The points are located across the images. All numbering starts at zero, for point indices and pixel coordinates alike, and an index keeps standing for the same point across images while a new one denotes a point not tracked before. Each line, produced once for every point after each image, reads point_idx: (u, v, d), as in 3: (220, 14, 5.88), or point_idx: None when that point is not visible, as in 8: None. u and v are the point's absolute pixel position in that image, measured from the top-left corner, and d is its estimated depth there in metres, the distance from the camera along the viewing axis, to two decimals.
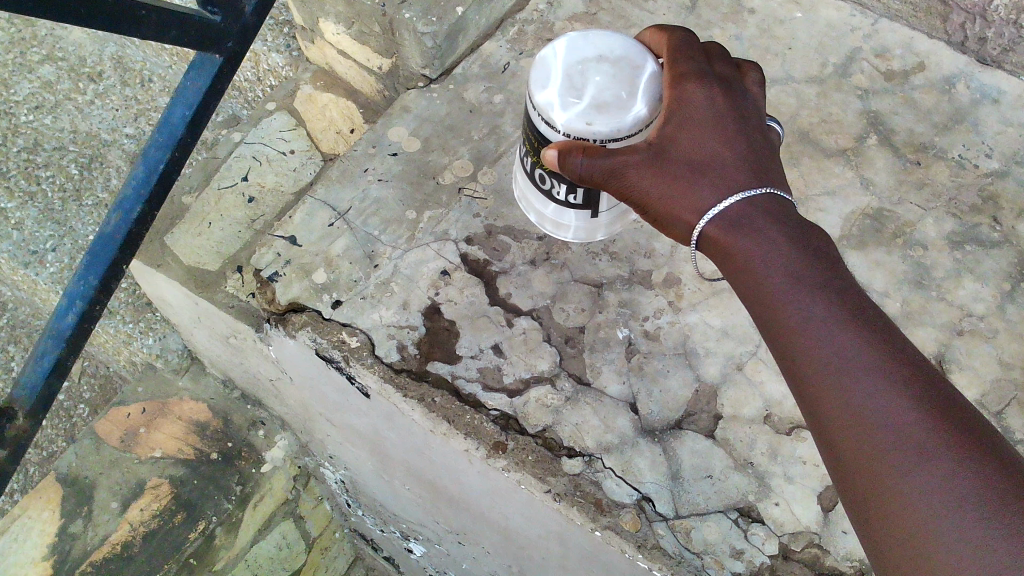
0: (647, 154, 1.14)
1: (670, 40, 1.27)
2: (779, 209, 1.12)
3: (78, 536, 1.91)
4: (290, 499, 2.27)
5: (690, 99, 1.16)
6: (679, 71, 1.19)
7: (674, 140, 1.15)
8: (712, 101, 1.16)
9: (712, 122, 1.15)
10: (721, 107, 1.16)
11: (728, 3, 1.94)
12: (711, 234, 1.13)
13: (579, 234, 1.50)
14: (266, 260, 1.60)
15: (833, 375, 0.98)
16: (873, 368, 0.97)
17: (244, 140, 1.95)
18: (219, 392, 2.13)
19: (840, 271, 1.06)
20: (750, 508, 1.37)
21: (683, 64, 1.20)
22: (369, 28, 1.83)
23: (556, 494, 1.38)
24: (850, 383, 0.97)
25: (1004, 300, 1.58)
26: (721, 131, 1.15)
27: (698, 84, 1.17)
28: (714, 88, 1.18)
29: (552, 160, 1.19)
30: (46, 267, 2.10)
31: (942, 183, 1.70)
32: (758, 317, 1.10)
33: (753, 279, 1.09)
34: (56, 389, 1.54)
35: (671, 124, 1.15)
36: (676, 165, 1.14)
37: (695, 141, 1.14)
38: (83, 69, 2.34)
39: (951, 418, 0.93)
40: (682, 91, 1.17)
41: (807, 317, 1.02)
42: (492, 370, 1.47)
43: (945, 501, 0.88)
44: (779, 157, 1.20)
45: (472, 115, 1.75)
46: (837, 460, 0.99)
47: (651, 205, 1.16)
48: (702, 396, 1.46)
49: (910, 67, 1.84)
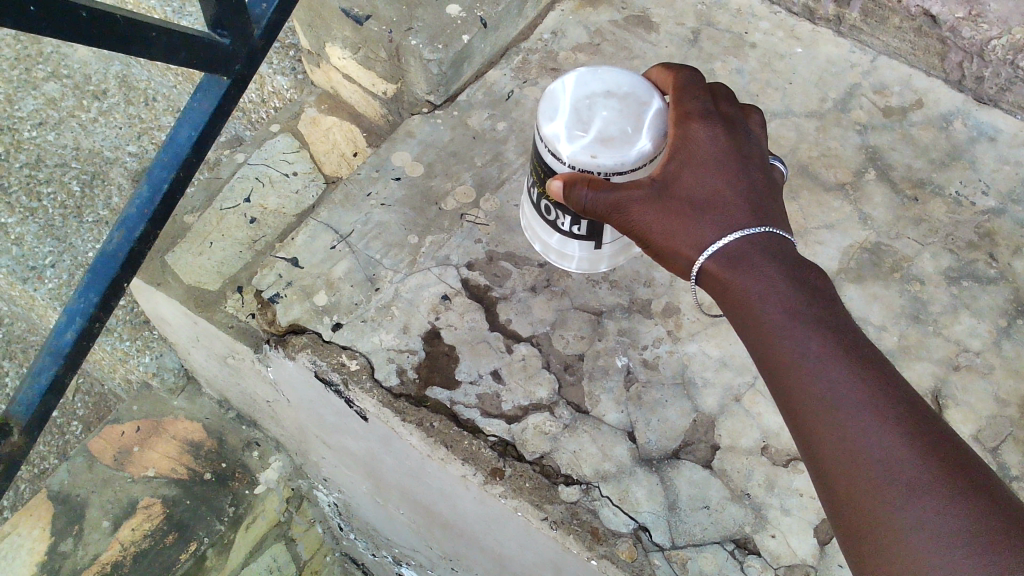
0: (652, 189, 1.15)
1: (677, 78, 1.28)
2: (778, 247, 1.13)
3: (67, 555, 1.90)
4: (282, 522, 2.26)
5: (693, 137, 1.17)
6: (685, 110, 1.21)
7: (678, 177, 1.16)
8: (715, 140, 1.18)
9: (715, 161, 1.16)
10: (724, 147, 1.18)
11: (730, 38, 1.97)
12: (711, 270, 1.14)
13: (582, 264, 1.52)
14: (268, 281, 1.60)
15: (827, 410, 0.99)
16: (866, 403, 0.97)
17: (248, 160, 1.96)
18: (214, 412, 2.13)
19: (835, 310, 1.07)
20: (747, 540, 1.37)
21: (689, 102, 1.22)
22: (374, 54, 1.84)
23: (553, 522, 1.37)
24: (844, 417, 0.98)
25: (999, 336, 1.59)
26: (723, 170, 1.16)
27: (702, 124, 1.19)
28: (718, 127, 1.19)
29: (557, 190, 1.21)
30: (45, 283, 2.08)
31: (940, 219, 1.72)
32: (754, 352, 1.11)
33: (750, 315, 1.10)
34: (52, 405, 1.54)
35: (674, 162, 1.16)
36: (679, 202, 1.15)
37: (697, 178, 1.15)
38: (87, 87, 2.36)
39: (944, 454, 0.93)
40: (686, 130, 1.18)
41: (802, 352, 1.03)
42: (490, 397, 1.47)
43: (937, 536, 0.89)
44: (780, 197, 1.21)
45: (476, 142, 1.76)
46: (831, 495, 0.99)
47: (651, 240, 1.17)
48: (700, 426, 1.46)
49: (908, 104, 1.87)
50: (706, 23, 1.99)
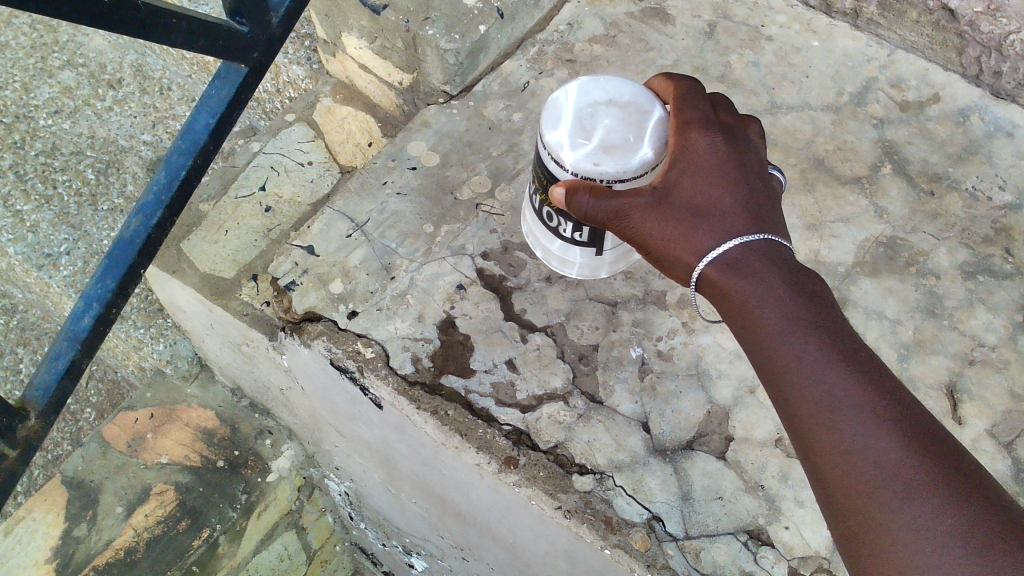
0: (651, 198, 1.15)
1: (676, 86, 1.28)
2: (778, 253, 1.13)
3: (81, 539, 1.91)
4: (293, 510, 2.26)
5: (693, 145, 1.17)
6: (685, 119, 1.20)
7: (678, 184, 1.15)
8: (714, 148, 1.17)
9: (714, 169, 1.16)
10: (723, 155, 1.17)
11: (746, 31, 1.97)
12: (710, 275, 1.13)
13: (583, 270, 1.52)
14: (284, 269, 1.60)
15: (824, 413, 0.99)
16: (862, 407, 0.98)
17: (263, 150, 1.97)
18: (227, 400, 2.14)
19: (834, 315, 1.07)
20: (760, 531, 1.37)
21: (689, 111, 1.22)
22: (391, 43, 1.84)
23: (566, 510, 1.37)
24: (841, 420, 0.98)
25: (1015, 331, 1.58)
26: (723, 178, 1.16)
27: (701, 132, 1.18)
28: (717, 135, 1.19)
29: (559, 197, 1.21)
30: (60, 270, 2.09)
31: (956, 214, 1.72)
32: (753, 357, 1.11)
33: (749, 320, 1.10)
34: (69, 390, 1.54)
35: (674, 170, 1.16)
36: (678, 211, 1.14)
37: (697, 186, 1.15)
38: (103, 76, 2.38)
39: (940, 457, 0.94)
40: (685, 138, 1.18)
41: (800, 356, 1.03)
42: (505, 386, 1.48)
43: (933, 538, 0.89)
44: (780, 205, 1.20)
45: (491, 132, 1.77)
46: (829, 498, 0.99)
47: (651, 246, 1.17)
48: (714, 417, 1.46)
49: (925, 98, 1.87)
50: (722, 16, 1.98)
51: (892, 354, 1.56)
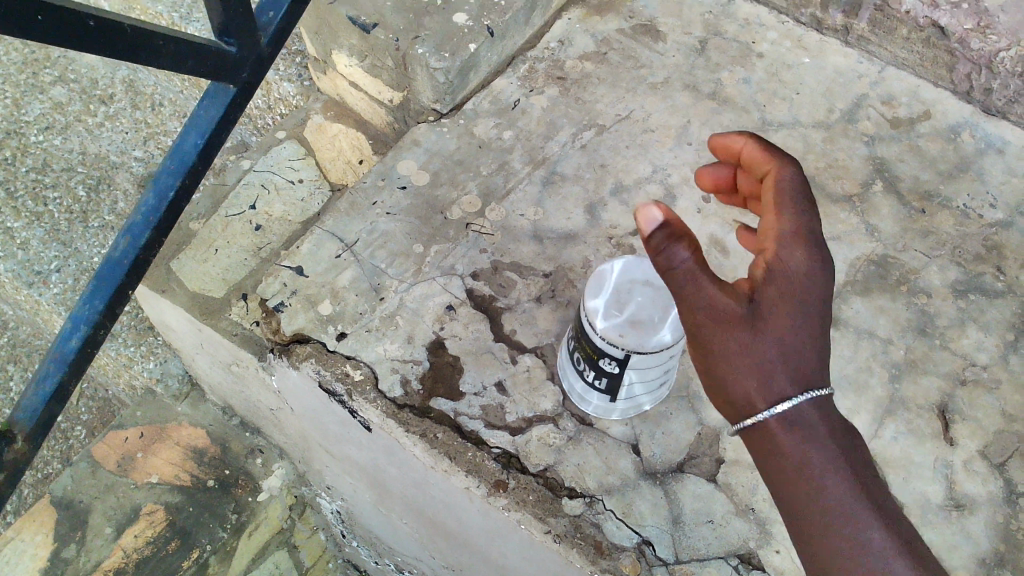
0: (746, 312, 1.02)
1: (740, 150, 1.21)
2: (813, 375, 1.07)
3: (70, 561, 1.90)
4: (284, 529, 2.23)
5: (795, 268, 1.05)
6: (791, 229, 1.08)
7: (773, 312, 1.03)
8: (818, 279, 1.05)
9: (816, 297, 1.05)
10: (823, 281, 1.06)
11: (737, 47, 1.96)
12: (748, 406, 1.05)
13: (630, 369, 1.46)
14: (272, 290, 1.58)
15: (842, 542, 1.01)
16: (878, 539, 1.00)
17: (253, 167, 1.96)
18: (218, 419, 2.13)
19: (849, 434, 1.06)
20: (751, 555, 1.36)
21: (800, 219, 1.09)
22: (381, 62, 1.82)
23: (556, 535, 1.36)
24: (862, 555, 1.00)
25: (1007, 350, 1.58)
26: (815, 306, 1.05)
27: (808, 255, 1.06)
28: (822, 258, 1.07)
29: (651, 217, 0.99)
30: (50, 288, 2.08)
31: (947, 232, 1.71)
32: (762, 466, 1.09)
33: (771, 443, 1.05)
34: (56, 412, 1.53)
35: (775, 301, 1.03)
36: (768, 339, 1.02)
37: (790, 318, 1.03)
38: (94, 91, 2.38)
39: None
40: (780, 250, 1.06)
41: (824, 488, 1.02)
42: (494, 408, 1.47)
43: None
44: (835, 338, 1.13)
45: (482, 151, 1.76)
46: None
47: (714, 371, 1.06)
48: (705, 439, 1.46)
49: (916, 115, 1.86)
50: (713, 32, 1.98)
51: (884, 373, 1.55)
